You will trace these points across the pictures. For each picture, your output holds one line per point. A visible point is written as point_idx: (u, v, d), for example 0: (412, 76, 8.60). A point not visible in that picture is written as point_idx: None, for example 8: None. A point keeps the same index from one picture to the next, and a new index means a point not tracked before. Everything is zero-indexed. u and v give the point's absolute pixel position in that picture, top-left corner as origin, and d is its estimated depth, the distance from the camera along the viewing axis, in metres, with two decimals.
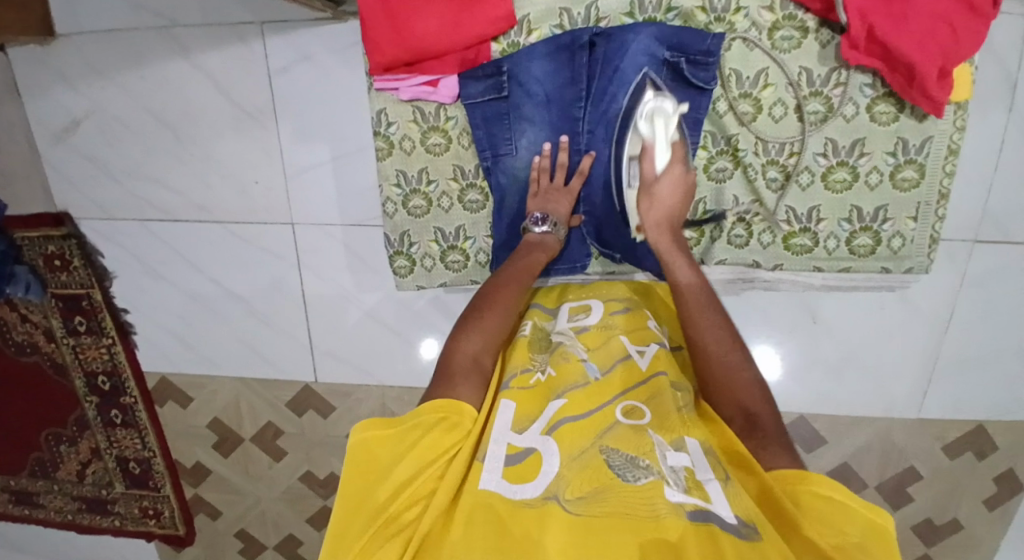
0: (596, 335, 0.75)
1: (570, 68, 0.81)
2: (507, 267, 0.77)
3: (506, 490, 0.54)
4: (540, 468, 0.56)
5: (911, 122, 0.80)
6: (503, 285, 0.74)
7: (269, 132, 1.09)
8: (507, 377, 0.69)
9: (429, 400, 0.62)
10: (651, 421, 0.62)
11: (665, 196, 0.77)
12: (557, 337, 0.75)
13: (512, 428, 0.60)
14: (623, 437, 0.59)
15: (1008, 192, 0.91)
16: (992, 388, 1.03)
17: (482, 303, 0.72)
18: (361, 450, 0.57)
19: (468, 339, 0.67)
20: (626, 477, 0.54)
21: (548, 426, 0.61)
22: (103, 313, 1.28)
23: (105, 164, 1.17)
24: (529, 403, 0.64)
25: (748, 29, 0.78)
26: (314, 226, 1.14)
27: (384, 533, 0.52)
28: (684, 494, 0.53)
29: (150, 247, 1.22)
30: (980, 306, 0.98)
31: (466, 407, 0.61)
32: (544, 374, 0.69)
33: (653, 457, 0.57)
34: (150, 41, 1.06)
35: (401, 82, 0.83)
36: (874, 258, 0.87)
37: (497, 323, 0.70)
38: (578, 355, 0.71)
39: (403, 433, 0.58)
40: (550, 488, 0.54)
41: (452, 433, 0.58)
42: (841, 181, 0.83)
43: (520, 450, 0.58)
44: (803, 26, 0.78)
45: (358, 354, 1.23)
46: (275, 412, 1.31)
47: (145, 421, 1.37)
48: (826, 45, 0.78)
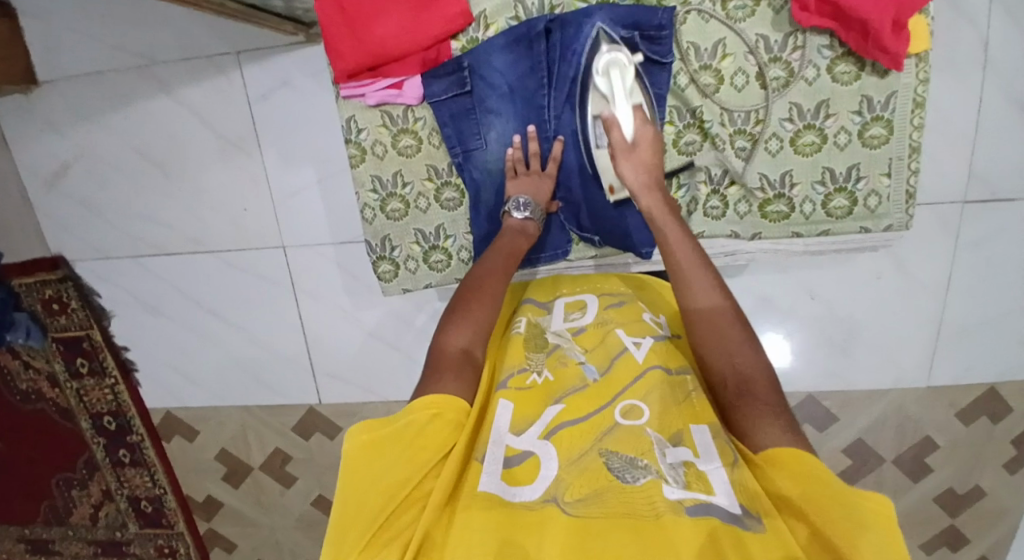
0: (593, 333, 0.71)
1: (529, 57, 0.82)
2: (490, 256, 0.75)
3: (504, 491, 0.53)
4: (539, 472, 0.55)
5: (874, 79, 0.80)
6: (486, 278, 0.72)
7: (252, 159, 1.10)
8: (502, 378, 0.65)
9: (419, 396, 0.59)
10: (650, 419, 0.58)
11: (644, 157, 0.75)
12: (554, 338, 0.70)
13: (511, 430, 0.58)
14: (622, 437, 0.56)
15: (991, 148, 0.92)
16: (999, 348, 1.02)
17: (468, 294, 0.70)
18: (359, 453, 0.53)
19: (457, 333, 0.65)
20: (624, 478, 0.53)
21: (546, 430, 0.58)
22: (105, 352, 1.28)
23: (96, 206, 1.19)
24: (527, 406, 0.61)
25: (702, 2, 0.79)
26: (305, 248, 1.15)
27: (385, 534, 0.50)
28: (683, 491, 0.51)
29: (144, 284, 1.23)
30: (977, 267, 0.98)
31: (458, 402, 0.59)
32: (540, 375, 0.65)
33: (651, 455, 0.55)
34: (129, 80, 1.08)
35: (366, 88, 0.84)
36: (852, 219, 0.86)
37: (485, 313, 0.68)
38: (575, 358, 0.67)
39: (398, 431, 0.55)
40: (550, 490, 0.53)
41: (447, 430, 0.56)
42: (810, 144, 0.83)
43: (519, 452, 0.56)
44: None
45: (360, 371, 1.23)
46: (283, 439, 1.31)
47: (153, 458, 1.37)
48: (780, 10, 0.79)
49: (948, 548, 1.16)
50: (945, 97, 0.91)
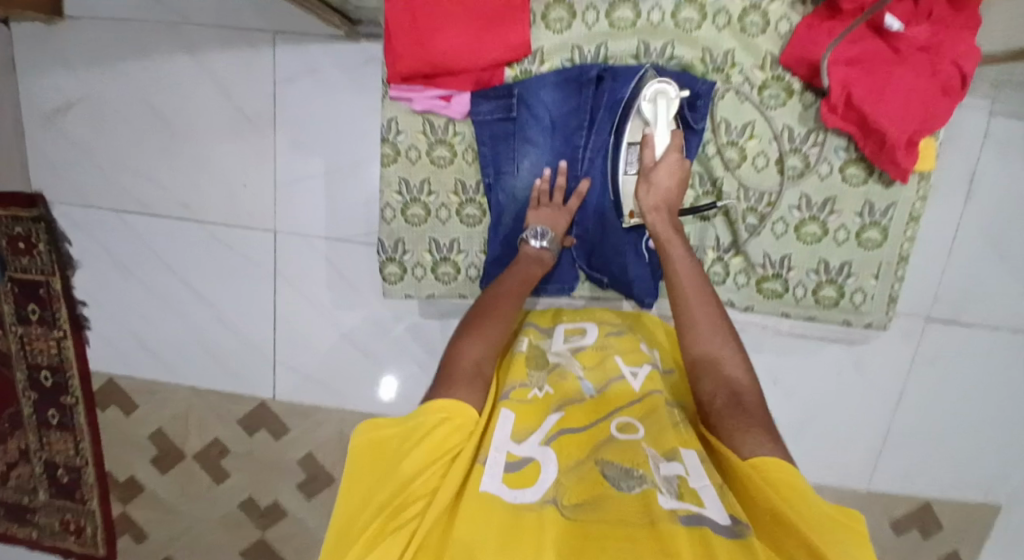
0: (592, 354, 0.72)
1: (576, 98, 0.82)
2: (503, 281, 0.75)
3: (506, 494, 0.51)
4: (539, 476, 0.54)
5: (879, 187, 0.84)
6: (502, 294, 0.73)
7: (263, 139, 1.10)
8: (505, 389, 0.64)
9: (429, 400, 0.59)
10: (645, 435, 0.57)
11: (664, 183, 0.77)
12: (554, 357, 0.71)
13: (511, 438, 0.57)
14: (619, 448, 0.55)
15: (964, 274, 0.98)
16: (941, 463, 1.07)
17: (480, 312, 0.70)
18: (365, 450, 0.56)
19: (470, 346, 0.65)
20: (621, 487, 0.51)
21: (546, 438, 0.58)
22: (60, 303, 1.23)
23: (91, 153, 1.16)
24: (527, 417, 0.60)
25: (741, 83, 0.82)
26: (295, 237, 1.14)
27: (389, 526, 0.50)
28: (676, 501, 0.49)
29: (120, 241, 1.20)
30: (935, 381, 1.03)
31: (467, 408, 0.58)
32: (541, 391, 0.65)
33: (646, 466, 0.53)
34: (158, 38, 1.08)
35: (415, 93, 0.84)
36: (836, 310, 0.90)
37: (497, 330, 0.67)
38: (574, 375, 0.68)
39: (407, 432, 0.56)
40: (550, 493, 0.52)
41: (455, 434, 0.56)
42: (812, 234, 0.86)
43: (520, 459, 0.55)
44: (789, 87, 0.81)
45: (323, 375, 1.21)
46: (225, 429, 1.27)
47: (82, 425, 1.30)
48: (809, 106, 0.82)
49: None
50: (933, 216, 0.96)
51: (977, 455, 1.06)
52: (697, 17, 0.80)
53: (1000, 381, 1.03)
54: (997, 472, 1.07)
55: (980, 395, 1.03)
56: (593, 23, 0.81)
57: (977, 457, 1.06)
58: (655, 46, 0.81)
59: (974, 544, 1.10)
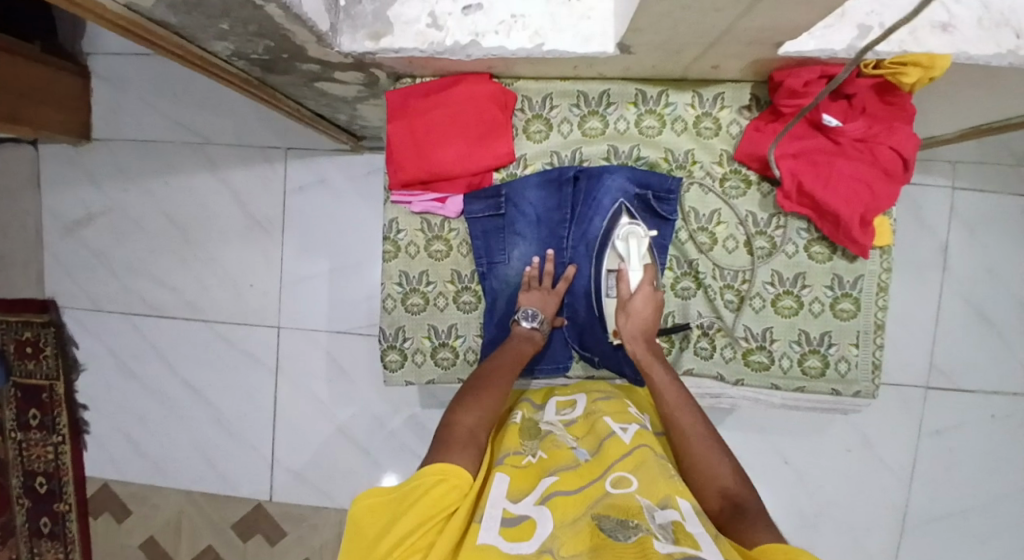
0: (583, 424, 0.69)
1: (557, 195, 0.81)
2: (497, 356, 0.75)
3: (504, 544, 0.50)
4: (535, 531, 0.52)
5: (844, 262, 0.79)
6: (494, 370, 0.71)
7: (270, 242, 1.17)
8: (500, 456, 0.64)
9: (426, 464, 0.58)
10: (639, 488, 0.54)
11: (640, 310, 0.77)
12: (546, 426, 0.69)
13: (507, 497, 0.56)
14: (615, 502, 0.52)
15: (944, 342, 1.02)
16: (956, 537, 1.05)
17: (474, 383, 0.69)
18: (364, 512, 0.54)
19: (466, 412, 0.64)
20: (617, 536, 0.48)
21: (541, 497, 0.56)
22: (61, 408, 1.25)
23: (106, 260, 1.23)
24: (523, 479, 0.59)
25: (704, 176, 0.80)
26: (298, 333, 1.18)
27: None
28: (673, 545, 0.46)
29: (127, 344, 1.24)
30: (938, 451, 1.04)
31: (464, 474, 0.56)
32: (535, 457, 0.63)
33: (641, 516, 0.50)
34: (176, 155, 1.19)
35: (415, 197, 0.81)
36: (824, 381, 0.82)
37: (495, 401, 0.66)
38: (567, 443, 0.65)
39: (402, 493, 0.54)
40: (546, 544, 0.50)
41: (450, 494, 0.54)
42: (789, 308, 0.81)
43: (516, 516, 0.54)
44: (747, 179, 0.79)
45: (321, 472, 1.20)
46: (219, 536, 1.23)
47: (73, 535, 1.26)
48: (768, 194, 0.79)
49: None
50: (909, 289, 1.02)
51: (992, 527, 1.05)
52: (658, 124, 0.79)
53: (998, 448, 1.03)
54: (1012, 544, 1.05)
55: (985, 463, 1.04)
56: (568, 133, 0.80)
57: (992, 529, 1.05)
58: (625, 149, 0.80)
59: None
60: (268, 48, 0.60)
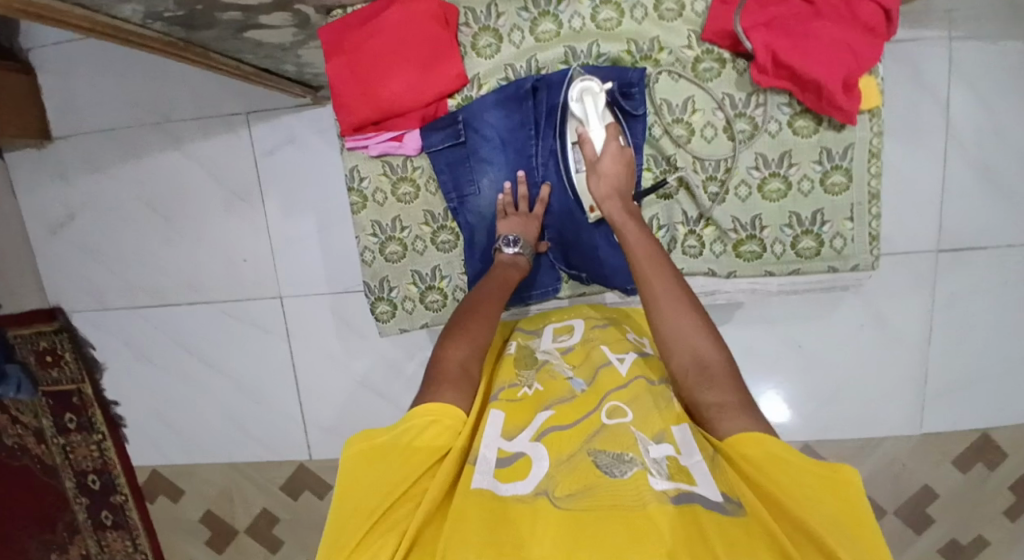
0: (580, 351, 0.68)
1: (518, 112, 0.80)
2: (482, 287, 0.73)
3: (496, 488, 0.50)
4: (529, 471, 0.52)
5: (831, 133, 0.78)
6: (483, 299, 0.70)
7: (253, 210, 1.15)
8: (495, 392, 0.63)
9: (416, 405, 0.57)
10: (635, 419, 0.55)
11: (609, 170, 0.72)
12: (543, 356, 0.68)
13: (502, 435, 0.55)
14: (609, 434, 0.53)
15: (953, 201, 0.98)
16: (987, 392, 1.05)
17: (466, 313, 0.68)
18: (356, 460, 0.52)
19: (455, 347, 0.63)
20: (612, 473, 0.49)
21: (536, 434, 0.55)
22: (93, 408, 1.28)
23: (99, 259, 1.22)
24: (518, 414, 0.58)
25: (672, 63, 0.79)
26: (302, 298, 1.18)
27: (381, 528, 0.48)
28: (667, 481, 0.48)
29: (138, 336, 1.25)
30: (958, 311, 1.02)
31: (457, 411, 0.56)
32: (531, 388, 0.62)
33: (636, 449, 0.51)
34: (139, 138, 1.15)
35: (370, 139, 0.81)
36: (821, 260, 0.82)
37: (482, 333, 0.65)
38: (563, 373, 0.64)
39: (395, 440, 0.53)
40: (542, 484, 0.50)
41: (443, 439, 0.54)
42: (776, 191, 0.81)
43: (511, 454, 0.53)
44: (720, 58, 0.78)
45: (349, 424, 1.22)
46: (270, 498, 1.28)
47: (136, 521, 1.33)
48: (744, 72, 0.78)
49: None
50: (914, 149, 0.97)
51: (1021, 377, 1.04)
52: (615, 15, 0.78)
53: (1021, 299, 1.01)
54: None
55: (1010, 316, 1.02)
56: (521, 41, 0.79)
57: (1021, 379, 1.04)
58: (582, 49, 0.79)
59: None
60: (179, 2, 0.56)
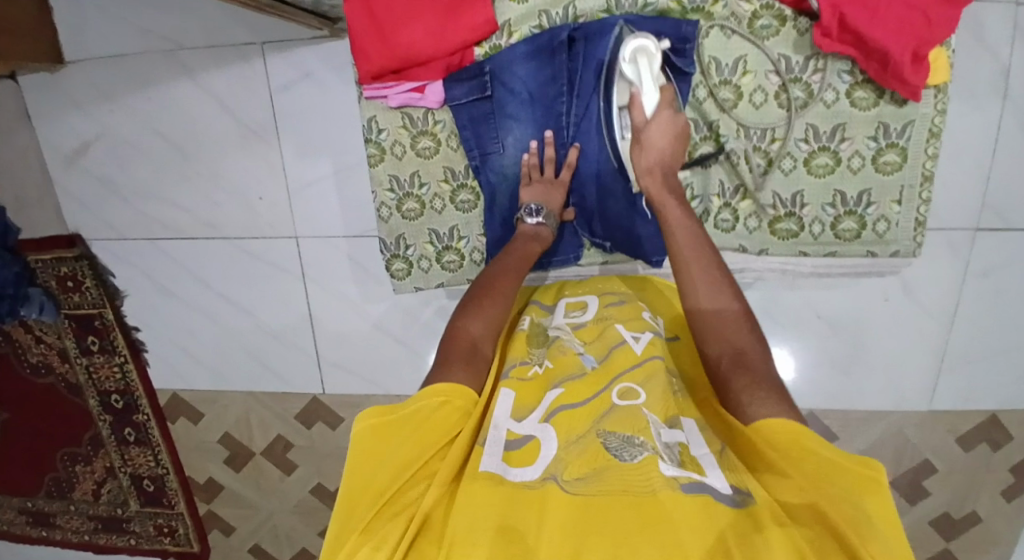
0: (592, 329, 0.68)
1: (550, 65, 0.79)
2: (503, 258, 0.72)
3: (505, 471, 0.50)
4: (540, 451, 0.52)
5: (891, 108, 0.79)
6: (498, 276, 0.69)
7: (269, 146, 1.12)
8: (506, 368, 0.62)
9: (429, 383, 0.56)
10: (648, 400, 0.55)
11: (655, 142, 0.73)
12: (553, 332, 0.68)
13: (512, 416, 0.55)
14: (620, 417, 0.53)
15: (1008, 176, 0.92)
16: (1005, 374, 1.02)
17: (479, 289, 0.67)
18: (364, 439, 0.50)
19: (475, 321, 0.62)
20: (622, 457, 0.49)
21: (546, 413, 0.55)
22: (115, 331, 1.30)
23: (116, 187, 1.20)
24: (527, 394, 0.58)
25: (727, 18, 0.78)
26: (316, 239, 1.16)
27: (389, 511, 0.48)
28: (678, 468, 0.48)
29: (156, 267, 1.25)
30: (988, 291, 0.98)
31: (467, 391, 0.55)
32: (542, 366, 0.62)
33: (647, 433, 0.51)
34: (152, 65, 1.10)
35: (389, 89, 0.82)
36: (859, 243, 0.85)
37: (497, 309, 0.64)
38: (574, 349, 0.65)
39: (407, 417, 0.52)
40: (550, 469, 0.50)
41: (453, 419, 0.53)
42: (824, 166, 0.82)
43: (520, 437, 0.53)
44: (780, 15, 0.77)
45: (362, 364, 1.24)
46: (285, 426, 1.32)
47: (157, 438, 1.37)
48: (804, 33, 0.78)
49: None
50: (963, 120, 0.90)
51: None
52: None
53: None
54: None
55: None
56: None
57: None
58: None
59: None
60: None
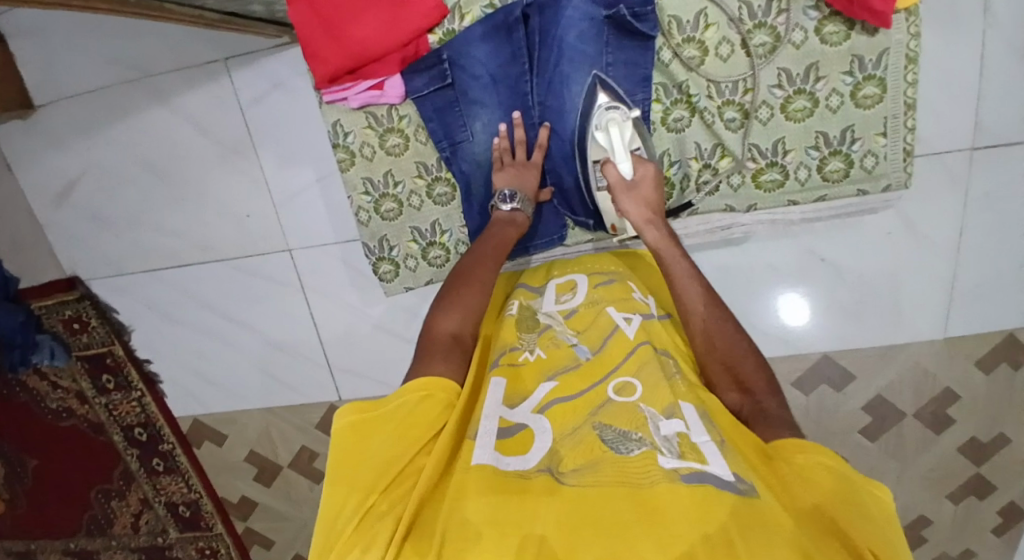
0: (585, 314, 0.67)
1: (509, 45, 0.81)
2: (478, 247, 0.73)
3: (498, 462, 0.50)
4: (534, 443, 0.52)
5: (864, 39, 0.77)
6: (478, 264, 0.70)
7: (249, 162, 1.11)
8: (495, 357, 0.63)
9: (410, 379, 0.56)
10: (643, 394, 0.55)
11: (645, 193, 0.74)
12: (544, 317, 0.67)
13: (505, 403, 0.55)
14: (615, 411, 0.53)
15: (997, 93, 0.89)
16: (1017, 293, 1.00)
17: (459, 282, 0.67)
18: (346, 440, 0.50)
19: (447, 316, 0.63)
20: (619, 450, 0.49)
21: (539, 405, 0.55)
22: (128, 366, 1.31)
23: (107, 224, 1.20)
24: (520, 381, 0.58)
25: None
26: (310, 248, 1.16)
27: (376, 512, 0.46)
28: (678, 460, 0.48)
29: (158, 296, 1.25)
30: (989, 211, 0.96)
31: (451, 384, 0.56)
32: (533, 353, 0.62)
33: (644, 429, 0.51)
34: (122, 97, 1.09)
35: (348, 91, 0.83)
36: (849, 182, 0.84)
37: (475, 300, 0.65)
38: (567, 341, 0.63)
39: (388, 414, 0.52)
40: (544, 461, 0.50)
41: (436, 412, 0.53)
42: (802, 109, 0.81)
43: (513, 424, 0.53)
44: None
45: (373, 367, 1.24)
46: (307, 437, 1.33)
47: (186, 465, 1.40)
48: None
49: (975, 499, 1.14)
50: (945, 40, 0.88)
51: None
52: None
53: None
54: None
55: None
56: None
57: None
58: None
59: None
60: None
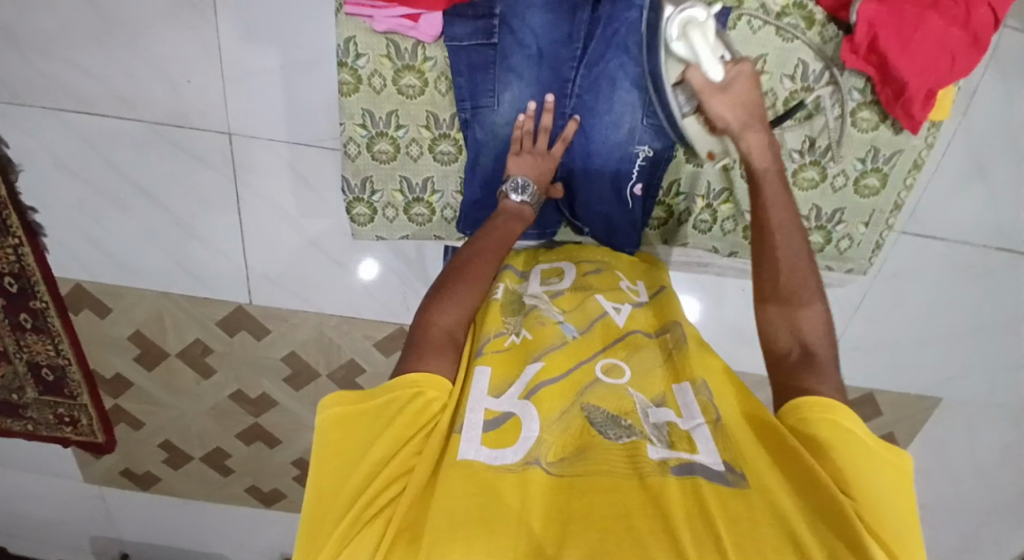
0: (571, 297, 0.67)
1: (568, 24, 0.79)
2: (483, 235, 0.68)
3: (486, 456, 0.48)
4: (520, 433, 0.51)
5: (888, 134, 0.86)
6: (473, 258, 0.64)
7: (203, 23, 0.95)
8: (479, 345, 0.58)
9: (399, 373, 0.53)
10: (631, 378, 0.56)
11: (740, 91, 0.70)
12: (530, 300, 0.66)
13: (489, 393, 0.53)
14: (603, 393, 0.54)
15: (950, 196, 0.94)
16: (893, 360, 1.09)
17: (456, 273, 0.62)
18: (333, 432, 0.49)
19: (444, 312, 0.58)
20: (607, 434, 0.50)
21: (526, 390, 0.54)
22: (7, 209, 1.06)
23: (7, 36, 0.96)
24: (506, 367, 0.56)
25: (756, 11, 0.80)
26: (253, 140, 1.03)
27: (363, 518, 0.45)
28: (666, 450, 0.50)
29: (53, 139, 1.02)
30: (905, 289, 1.02)
31: (442, 381, 0.53)
32: (518, 337, 0.60)
33: (635, 416, 0.52)
34: None
35: (377, 11, 0.78)
36: (821, 256, 0.95)
37: (473, 295, 0.60)
38: (553, 318, 0.63)
39: (374, 411, 0.50)
40: (533, 452, 0.49)
41: (427, 409, 0.51)
42: (809, 180, 0.90)
43: (499, 416, 0.52)
44: (811, 17, 0.81)
45: (298, 281, 1.13)
46: (204, 331, 1.18)
47: (58, 327, 1.16)
48: (827, 42, 0.82)
49: None
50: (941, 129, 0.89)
51: (931, 358, 1.08)
52: None
53: (966, 291, 1.02)
54: (982, 378, 1.10)
55: (956, 301, 1.03)
56: None
57: (933, 362, 1.09)
58: None
59: (909, 431, 1.17)
60: None
